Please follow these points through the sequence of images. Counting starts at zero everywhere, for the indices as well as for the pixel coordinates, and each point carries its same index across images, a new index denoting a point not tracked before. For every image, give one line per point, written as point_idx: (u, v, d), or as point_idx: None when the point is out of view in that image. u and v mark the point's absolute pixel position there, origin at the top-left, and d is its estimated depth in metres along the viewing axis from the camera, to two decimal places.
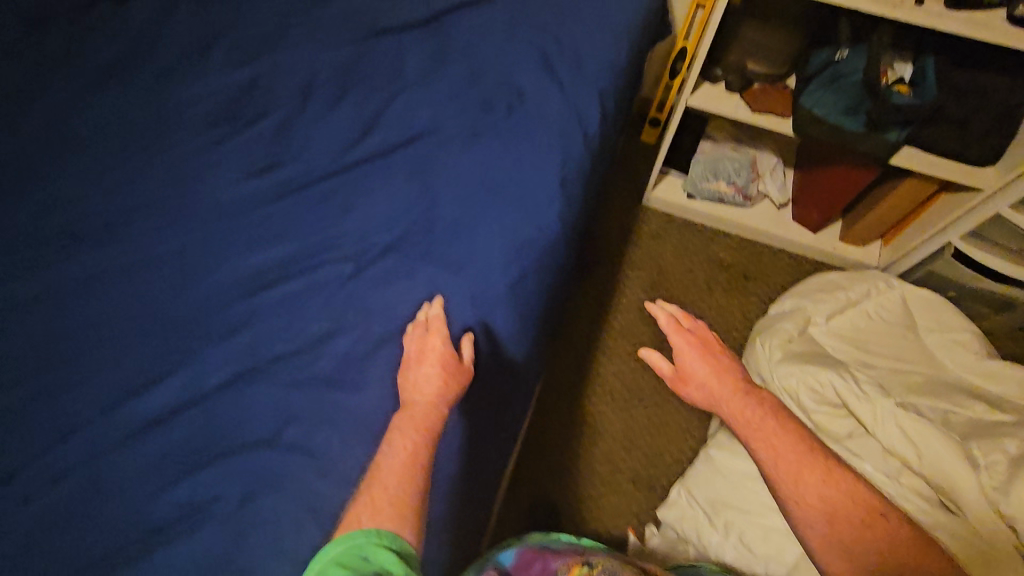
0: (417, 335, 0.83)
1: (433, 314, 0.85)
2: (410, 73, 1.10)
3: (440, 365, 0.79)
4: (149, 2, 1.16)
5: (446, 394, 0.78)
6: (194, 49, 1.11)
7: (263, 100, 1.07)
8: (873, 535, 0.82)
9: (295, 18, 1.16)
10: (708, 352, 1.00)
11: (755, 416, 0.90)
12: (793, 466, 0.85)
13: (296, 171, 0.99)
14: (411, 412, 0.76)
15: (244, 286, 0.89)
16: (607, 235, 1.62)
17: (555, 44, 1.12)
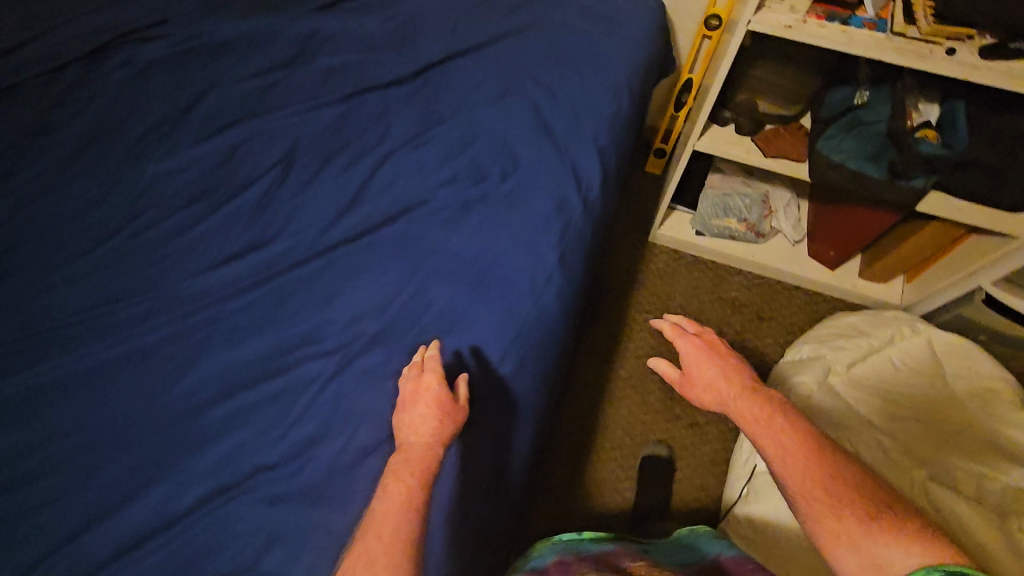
0: (412, 375, 0.79)
1: (428, 356, 0.80)
2: (397, 135, 1.03)
3: (434, 406, 0.75)
4: (122, 66, 1.10)
5: (442, 432, 0.74)
6: (170, 115, 1.05)
7: (242, 170, 1.01)
8: (894, 535, 0.63)
9: (276, 76, 1.10)
10: (717, 354, 0.91)
11: (757, 409, 0.80)
12: (794, 456, 0.73)
13: (278, 254, 0.93)
14: (405, 453, 0.72)
15: (226, 387, 0.84)
16: (612, 278, 1.54)
17: (551, 99, 1.05)
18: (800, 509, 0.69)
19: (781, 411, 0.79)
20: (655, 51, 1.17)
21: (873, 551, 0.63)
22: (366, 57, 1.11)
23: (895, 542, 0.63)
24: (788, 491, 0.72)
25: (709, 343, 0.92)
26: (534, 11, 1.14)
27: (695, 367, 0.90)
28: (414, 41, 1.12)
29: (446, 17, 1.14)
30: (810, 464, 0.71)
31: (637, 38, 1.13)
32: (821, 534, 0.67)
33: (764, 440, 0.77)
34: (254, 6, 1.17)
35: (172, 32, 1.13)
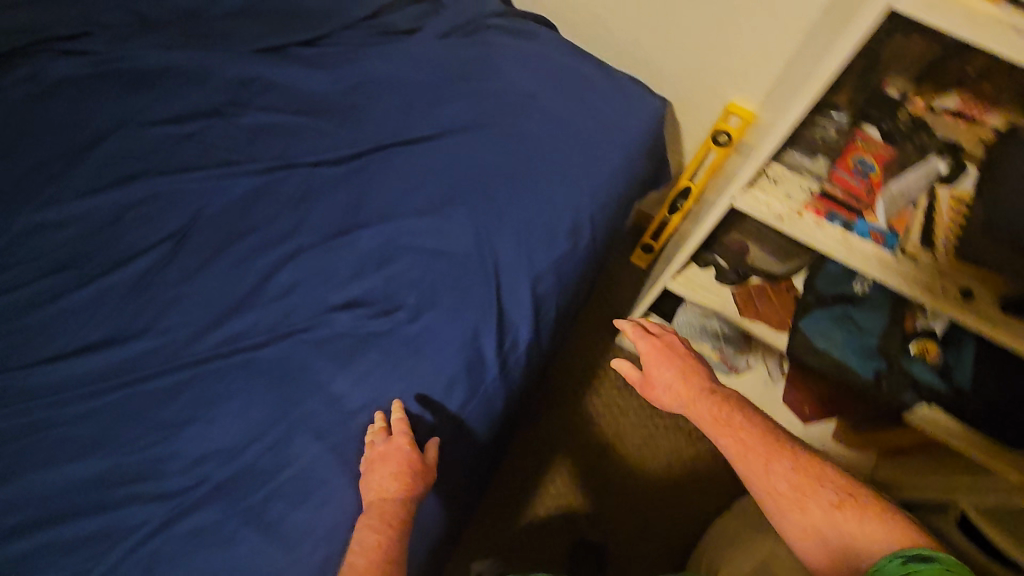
0: (380, 439, 0.75)
1: (396, 419, 0.76)
2: (315, 228, 0.88)
3: (405, 466, 0.73)
4: (29, 79, 0.96)
5: (412, 489, 0.73)
6: (67, 153, 0.92)
7: (127, 237, 0.87)
8: (859, 522, 0.62)
9: (198, 123, 0.95)
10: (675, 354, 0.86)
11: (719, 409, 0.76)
12: (757, 452, 0.70)
13: (138, 353, 0.80)
14: (376, 508, 0.71)
15: (31, 516, 0.72)
16: (563, 379, 1.39)
17: (499, 220, 0.89)
18: (769, 507, 0.67)
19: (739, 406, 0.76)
20: (635, 177, 1.02)
21: (841, 540, 0.63)
22: (306, 123, 0.96)
23: (863, 528, 0.62)
24: (754, 489, 0.69)
25: (665, 342, 0.87)
26: (507, 103, 0.97)
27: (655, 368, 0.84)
28: (366, 114, 0.97)
29: (406, 92, 0.97)
30: (773, 461, 0.69)
31: (616, 161, 0.98)
32: (793, 529, 0.65)
33: (726, 441, 0.73)
34: (196, 36, 1.01)
35: (95, 48, 0.99)
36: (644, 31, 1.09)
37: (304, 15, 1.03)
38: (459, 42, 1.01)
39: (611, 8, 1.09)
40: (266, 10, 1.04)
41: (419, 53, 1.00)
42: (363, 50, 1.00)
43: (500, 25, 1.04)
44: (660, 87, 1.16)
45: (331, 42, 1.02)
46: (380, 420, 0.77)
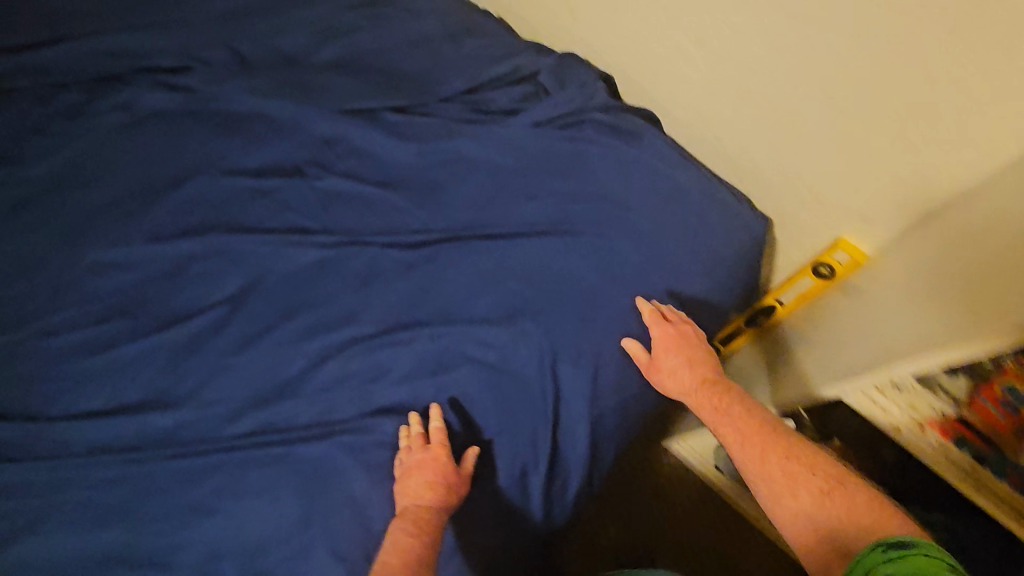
0: (416, 445, 0.73)
1: (434, 426, 0.74)
2: (374, 315, 0.83)
3: (440, 477, 0.71)
4: (121, 108, 0.96)
5: (446, 496, 0.71)
6: (145, 192, 0.90)
7: (186, 292, 0.85)
8: (847, 509, 0.63)
9: (277, 180, 0.91)
10: (689, 341, 0.83)
11: (719, 399, 0.76)
12: (754, 441, 0.71)
13: (172, 423, 0.77)
14: (411, 514, 0.69)
15: None
16: (619, 493, 1.29)
17: (570, 347, 0.82)
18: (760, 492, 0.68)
19: (738, 398, 0.76)
20: (720, 311, 0.94)
21: (830, 528, 0.62)
22: (384, 196, 0.91)
23: (848, 516, 0.62)
24: (748, 476, 0.70)
25: (681, 332, 0.83)
26: (599, 212, 0.90)
27: (667, 352, 0.82)
28: (447, 197, 0.91)
29: (494, 182, 0.92)
30: (768, 450, 0.70)
31: (702, 293, 0.91)
32: (785, 515, 0.66)
33: (724, 429, 0.74)
34: (290, 84, 0.98)
35: (191, 84, 0.97)
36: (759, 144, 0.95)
37: (400, 81, 1.00)
38: (556, 134, 0.94)
39: (731, 115, 0.95)
40: (364, 68, 1.01)
41: (512, 140, 0.93)
42: (454, 126, 0.95)
43: (605, 121, 0.96)
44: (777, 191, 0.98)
45: (424, 111, 0.97)
46: (417, 425, 0.75)
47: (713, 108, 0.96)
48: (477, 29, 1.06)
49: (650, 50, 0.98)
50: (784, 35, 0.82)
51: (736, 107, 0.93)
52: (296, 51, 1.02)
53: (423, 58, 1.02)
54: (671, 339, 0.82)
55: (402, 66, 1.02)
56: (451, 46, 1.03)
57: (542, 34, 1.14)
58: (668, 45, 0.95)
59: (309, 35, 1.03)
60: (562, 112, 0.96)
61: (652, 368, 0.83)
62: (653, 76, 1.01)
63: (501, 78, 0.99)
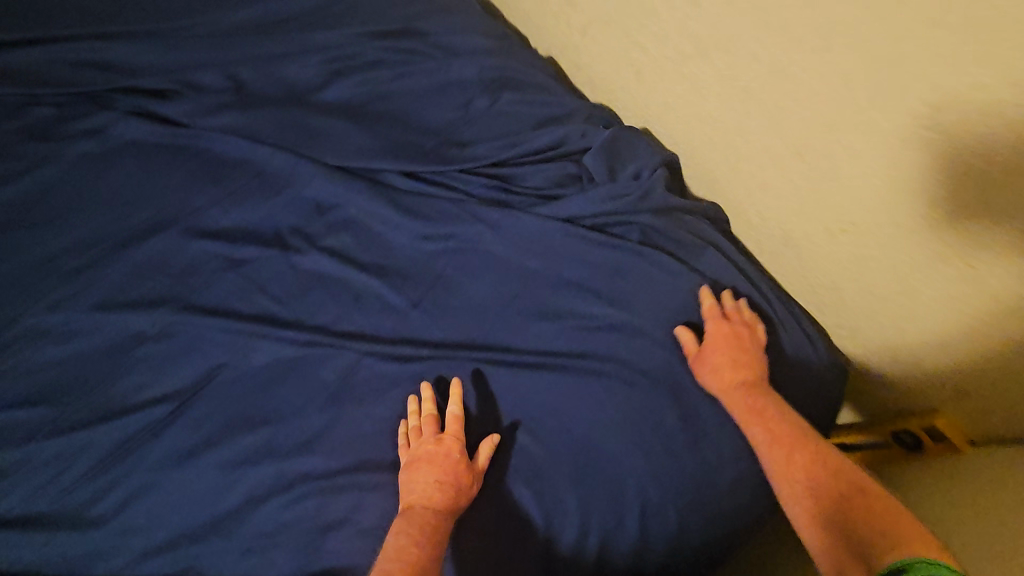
0: (426, 434, 0.65)
1: (452, 413, 0.67)
2: (338, 444, 0.68)
3: (447, 472, 0.62)
4: (92, 134, 0.81)
5: (457, 494, 0.62)
6: (102, 242, 0.76)
7: (129, 380, 0.71)
8: (868, 516, 0.54)
9: (254, 249, 0.77)
10: (746, 343, 0.69)
11: (754, 401, 0.66)
12: (782, 441, 0.63)
13: (82, 549, 0.64)
14: (416, 516, 0.60)
15: None
16: None
17: (573, 528, 0.64)
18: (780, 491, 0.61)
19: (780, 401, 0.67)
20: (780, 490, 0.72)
21: (842, 533, 0.54)
22: (375, 287, 0.75)
23: (866, 522, 0.53)
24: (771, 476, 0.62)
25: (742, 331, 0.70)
26: (635, 347, 0.71)
27: (716, 346, 0.69)
28: (449, 299, 0.74)
29: (509, 290, 0.74)
30: (797, 452, 0.62)
31: (757, 476, 0.70)
32: (800, 516, 0.58)
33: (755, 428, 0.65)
34: (287, 127, 0.82)
35: (175, 115, 0.82)
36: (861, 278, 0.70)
37: (417, 138, 0.82)
38: (595, 238, 0.75)
39: (824, 243, 0.72)
40: (377, 116, 0.83)
41: (540, 239, 0.75)
42: (471, 207, 0.77)
43: (663, 228, 0.77)
44: (872, 333, 0.75)
45: (439, 182, 0.80)
46: (429, 405, 0.67)
47: (802, 232, 0.73)
48: (520, 81, 0.87)
49: (729, 145, 0.74)
50: (927, 160, 0.56)
51: (833, 240, 0.70)
52: (301, 84, 0.85)
53: (448, 112, 0.84)
54: (723, 333, 0.69)
55: (423, 118, 0.84)
56: (485, 98, 0.84)
57: (597, 89, 0.90)
58: (756, 146, 0.71)
59: (320, 66, 0.86)
60: (607, 209, 0.76)
61: (694, 357, 0.70)
62: (731, 171, 0.77)
63: (537, 152, 0.80)
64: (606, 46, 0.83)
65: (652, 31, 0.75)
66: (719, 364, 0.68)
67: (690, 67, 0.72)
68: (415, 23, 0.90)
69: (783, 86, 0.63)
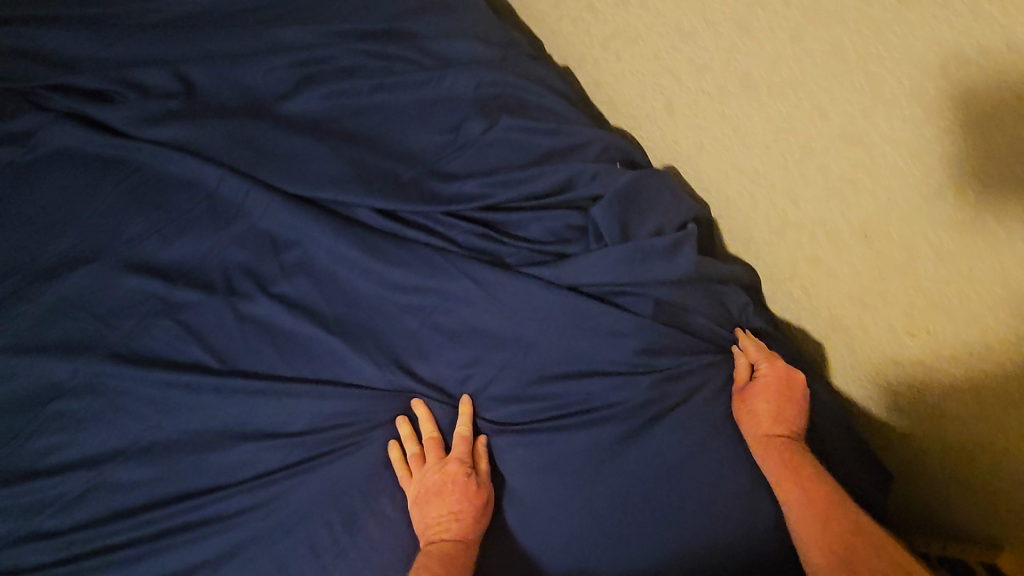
0: (429, 463, 0.57)
1: (456, 436, 0.59)
2: (272, 541, 0.57)
3: (460, 498, 0.56)
4: (18, 140, 0.70)
5: (476, 519, 0.56)
6: (25, 272, 0.66)
7: (36, 443, 0.60)
8: None
9: (193, 291, 0.65)
10: (789, 391, 0.60)
11: (795, 458, 0.57)
12: (818, 508, 0.54)
13: None
14: (438, 550, 0.54)
15: None
16: None
17: None
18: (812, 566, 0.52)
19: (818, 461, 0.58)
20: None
21: None
22: (332, 346, 0.63)
23: None
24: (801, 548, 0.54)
25: (783, 375, 0.60)
26: (637, 450, 0.59)
27: (760, 391, 0.60)
28: (416, 370, 0.62)
29: (489, 366, 0.61)
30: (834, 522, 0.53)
31: None
32: None
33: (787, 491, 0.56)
34: (244, 144, 0.69)
35: (115, 122, 0.70)
36: (922, 377, 0.55)
37: (395, 166, 0.69)
38: (598, 311, 0.61)
39: (880, 338, 0.57)
40: (350, 136, 0.71)
41: (533, 306, 0.61)
42: (452, 258, 0.63)
43: (685, 304, 0.63)
44: (926, 450, 0.60)
45: (416, 223, 0.67)
46: (429, 426, 0.59)
47: (855, 323, 0.59)
48: (524, 101, 0.72)
49: (774, 207, 0.60)
50: None
51: (896, 341, 0.56)
52: (266, 93, 0.73)
53: (435, 136, 0.70)
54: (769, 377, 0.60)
55: (404, 140, 0.70)
56: (480, 122, 0.70)
57: (618, 112, 0.75)
58: (808, 217, 0.56)
59: (289, 72, 0.73)
60: (618, 276, 0.62)
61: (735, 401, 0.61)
62: (775, 238, 0.63)
63: (536, 196, 0.66)
64: (630, 67, 0.69)
65: (688, 59, 0.60)
66: (761, 412, 0.59)
67: (735, 109, 0.57)
68: (403, 23, 0.76)
69: (849, 152, 0.49)
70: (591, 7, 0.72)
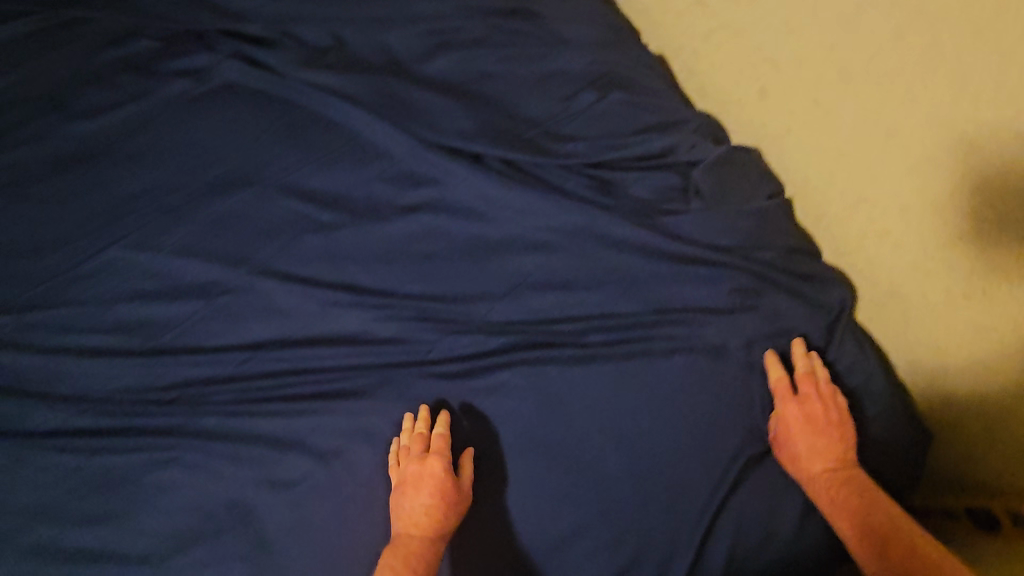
0: (412, 455, 0.65)
1: (436, 435, 0.66)
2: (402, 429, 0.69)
3: (432, 496, 0.64)
4: (195, 74, 0.82)
5: (443, 516, 0.64)
6: (196, 180, 0.77)
7: (207, 323, 0.73)
8: None
9: (340, 216, 0.76)
10: (824, 426, 0.67)
11: (841, 490, 0.65)
12: (867, 533, 0.61)
13: (164, 469, 0.68)
14: (402, 548, 0.63)
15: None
16: None
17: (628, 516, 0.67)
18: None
19: (865, 489, 0.64)
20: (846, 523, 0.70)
21: None
22: (456, 271, 0.74)
23: None
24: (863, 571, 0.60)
25: (811, 416, 0.68)
26: (715, 372, 0.70)
27: (789, 425, 0.68)
28: (527, 302, 0.73)
29: (599, 301, 0.73)
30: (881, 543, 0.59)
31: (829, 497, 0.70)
32: None
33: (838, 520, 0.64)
34: (385, 95, 0.80)
35: (276, 64, 0.81)
36: (970, 331, 0.65)
37: (516, 126, 0.79)
38: (694, 261, 0.72)
39: (938, 295, 0.67)
40: (477, 97, 0.81)
41: (633, 253, 0.73)
42: (565, 205, 0.74)
43: (770, 264, 0.73)
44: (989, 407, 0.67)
45: (535, 175, 0.77)
46: (419, 424, 0.67)
47: (916, 291, 0.69)
48: (631, 77, 0.83)
49: (853, 185, 0.70)
50: None
51: (953, 304, 0.66)
52: (403, 55, 0.83)
53: (553, 102, 0.80)
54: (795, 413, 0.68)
55: (524, 102, 0.81)
56: (591, 94, 0.80)
57: (709, 98, 0.85)
58: (883, 192, 0.67)
59: (426, 37, 0.84)
60: (711, 232, 0.73)
61: (776, 447, 0.69)
62: (846, 212, 0.73)
63: (645, 157, 0.77)
64: (731, 56, 0.79)
65: (791, 51, 0.71)
66: (797, 451, 0.67)
67: (830, 93, 0.68)
68: (527, 3, 0.87)
69: (929, 130, 0.59)
70: (699, 3, 0.82)
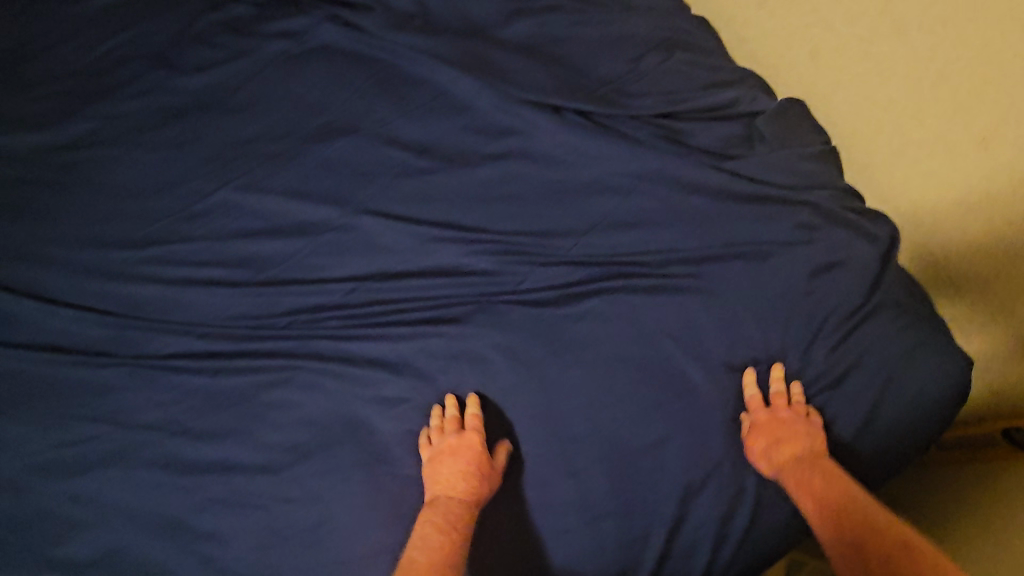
0: (448, 430, 0.69)
1: (471, 414, 0.71)
2: (499, 350, 0.75)
3: (467, 465, 0.67)
4: (292, 36, 0.89)
5: (476, 489, 0.67)
6: (298, 128, 0.84)
7: (313, 256, 0.78)
8: None
9: (433, 161, 0.83)
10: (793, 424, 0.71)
11: (809, 477, 0.68)
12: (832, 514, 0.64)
13: (281, 385, 0.73)
14: (442, 509, 0.66)
15: (128, 502, 0.68)
16: None
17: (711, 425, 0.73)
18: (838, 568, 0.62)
19: (829, 475, 0.68)
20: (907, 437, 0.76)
21: None
22: (542, 209, 0.81)
23: None
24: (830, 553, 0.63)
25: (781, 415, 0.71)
26: (783, 295, 0.77)
27: (761, 425, 0.71)
28: (608, 238, 0.80)
29: (675, 234, 0.79)
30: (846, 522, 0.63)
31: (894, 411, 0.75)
32: None
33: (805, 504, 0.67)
34: (469, 54, 0.87)
35: (368, 26, 0.89)
36: (1008, 249, 0.72)
37: (590, 82, 0.87)
38: (758, 197, 0.80)
39: (977, 221, 0.74)
40: (553, 57, 0.89)
41: (703, 191, 0.80)
42: (640, 149, 0.81)
43: (826, 201, 0.81)
44: None
45: (610, 125, 0.84)
46: (453, 405, 0.72)
47: (958, 223, 0.77)
48: (692, 42, 0.92)
49: (900, 128, 0.79)
50: None
51: (993, 228, 0.73)
52: (483, 22, 0.91)
53: (623, 62, 0.88)
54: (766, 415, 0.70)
55: (596, 62, 0.88)
56: (657, 55, 0.88)
57: (760, 63, 0.94)
58: (929, 129, 0.75)
59: (503, 5, 0.92)
60: (772, 172, 0.82)
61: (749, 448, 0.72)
62: (892, 155, 0.81)
63: (709, 108, 0.85)
64: (784, 21, 0.89)
65: (845, 10, 0.80)
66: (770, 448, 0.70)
67: (881, 45, 0.77)
68: None
69: (969, 64, 0.69)
70: None
